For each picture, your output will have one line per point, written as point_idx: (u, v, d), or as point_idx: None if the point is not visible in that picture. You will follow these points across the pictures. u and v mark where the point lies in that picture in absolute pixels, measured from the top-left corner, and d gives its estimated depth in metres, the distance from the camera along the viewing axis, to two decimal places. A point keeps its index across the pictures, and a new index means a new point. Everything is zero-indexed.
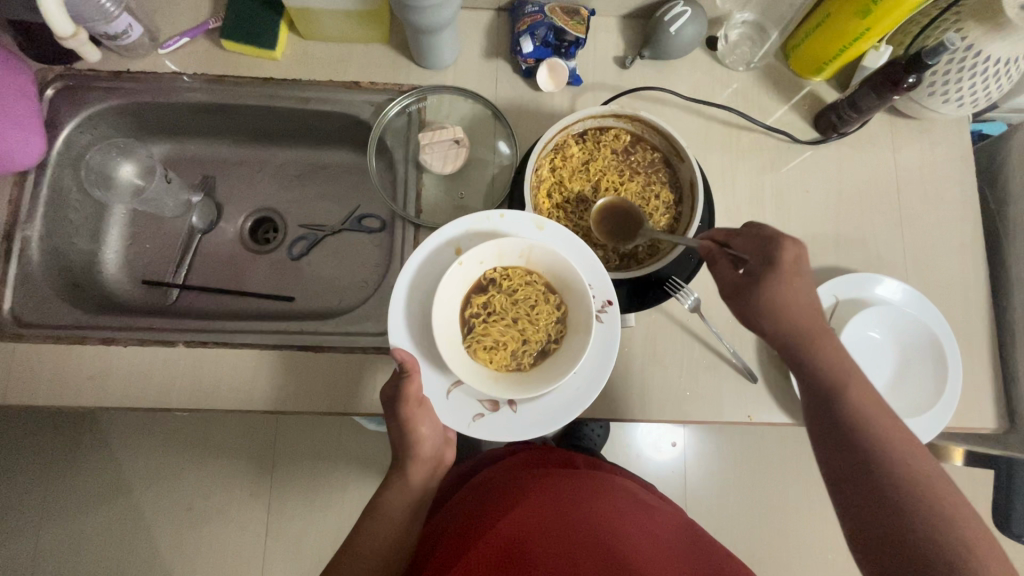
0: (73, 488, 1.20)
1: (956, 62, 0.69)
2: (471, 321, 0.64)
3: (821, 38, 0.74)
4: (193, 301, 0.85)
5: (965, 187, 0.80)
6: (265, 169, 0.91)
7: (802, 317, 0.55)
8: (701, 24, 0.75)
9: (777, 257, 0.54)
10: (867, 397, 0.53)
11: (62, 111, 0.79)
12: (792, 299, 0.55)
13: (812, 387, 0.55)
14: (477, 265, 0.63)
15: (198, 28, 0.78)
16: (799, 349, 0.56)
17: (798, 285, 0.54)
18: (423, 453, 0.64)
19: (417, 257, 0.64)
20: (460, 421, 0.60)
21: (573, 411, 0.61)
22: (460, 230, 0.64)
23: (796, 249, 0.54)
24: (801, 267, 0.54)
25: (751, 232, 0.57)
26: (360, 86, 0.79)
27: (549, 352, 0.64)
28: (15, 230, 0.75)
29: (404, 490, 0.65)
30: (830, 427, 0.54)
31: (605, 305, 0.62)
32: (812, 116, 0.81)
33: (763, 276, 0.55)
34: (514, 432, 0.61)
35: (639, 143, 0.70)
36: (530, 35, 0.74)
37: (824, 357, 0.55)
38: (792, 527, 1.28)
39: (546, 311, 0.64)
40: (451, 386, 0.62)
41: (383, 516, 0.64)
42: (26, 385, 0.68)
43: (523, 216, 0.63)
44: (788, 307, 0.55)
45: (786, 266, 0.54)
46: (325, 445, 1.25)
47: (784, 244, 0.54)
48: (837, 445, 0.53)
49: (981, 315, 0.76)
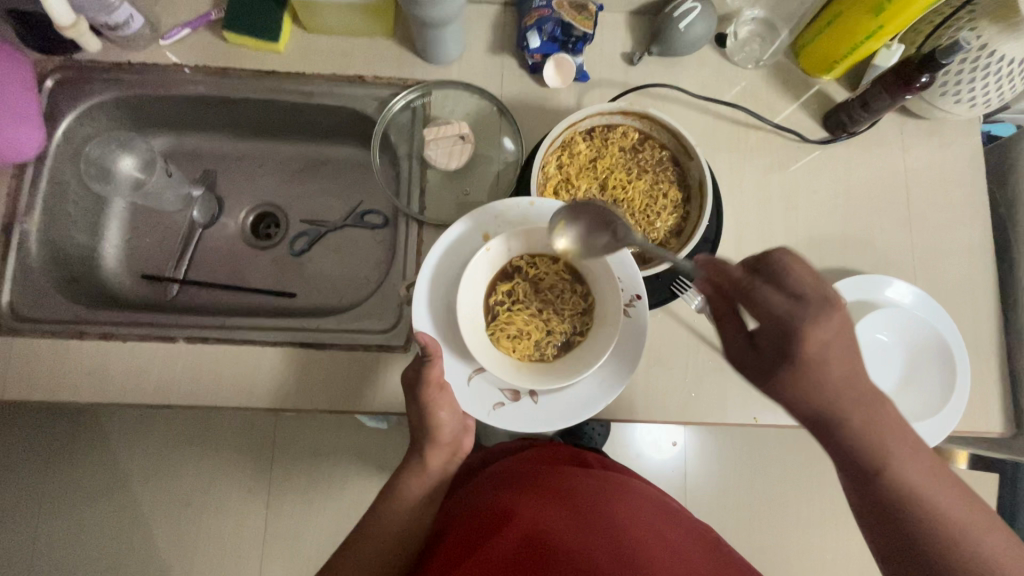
0: (70, 482, 1.20)
1: (969, 62, 0.68)
2: (495, 309, 0.64)
3: (832, 36, 0.73)
4: (194, 296, 0.85)
5: (975, 189, 0.79)
6: (266, 164, 0.90)
7: (838, 406, 0.45)
8: (710, 20, 0.74)
9: (799, 355, 0.43)
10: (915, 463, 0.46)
11: (62, 103, 0.77)
12: (823, 395, 0.44)
13: (851, 462, 0.47)
14: (504, 252, 0.62)
15: (200, 20, 0.76)
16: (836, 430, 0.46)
17: (827, 377, 0.44)
18: (442, 439, 0.65)
19: (444, 241, 0.63)
20: (479, 410, 0.60)
21: (595, 406, 0.61)
22: (490, 215, 0.64)
23: (822, 334, 0.43)
24: (831, 351, 0.43)
25: (759, 299, 0.46)
26: (363, 80, 0.78)
27: (572, 345, 0.64)
28: (13, 223, 0.73)
29: (421, 475, 0.67)
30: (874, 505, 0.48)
31: (634, 298, 0.61)
32: (821, 115, 0.80)
33: (776, 369, 0.45)
34: (534, 423, 0.61)
35: (648, 141, 0.69)
36: (538, 30, 0.73)
37: (865, 439, 0.46)
38: (791, 530, 1.28)
39: (573, 301, 0.65)
40: (473, 372, 0.61)
41: (400, 499, 0.67)
42: (24, 381, 0.67)
43: (555, 205, 0.62)
44: (821, 399, 0.44)
45: (811, 362, 0.43)
46: (324, 442, 1.24)
47: (807, 332, 0.43)
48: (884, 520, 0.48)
49: (988, 319, 0.75)
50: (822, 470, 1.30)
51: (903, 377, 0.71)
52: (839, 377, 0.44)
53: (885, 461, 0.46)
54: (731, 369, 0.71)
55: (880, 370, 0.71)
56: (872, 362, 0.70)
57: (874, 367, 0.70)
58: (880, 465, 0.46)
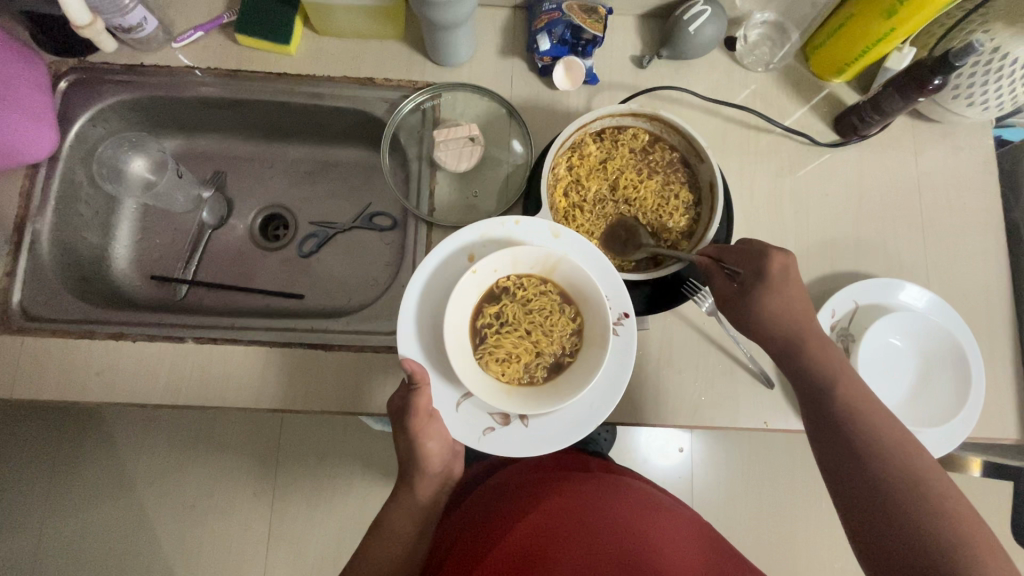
0: (76, 483, 1.20)
1: (983, 64, 0.68)
2: (483, 331, 0.64)
3: (843, 40, 0.73)
4: (203, 297, 0.85)
5: (987, 192, 0.78)
6: (276, 165, 0.91)
7: (794, 320, 0.59)
8: (721, 23, 0.75)
9: (766, 271, 0.59)
10: (852, 387, 0.57)
11: (74, 104, 0.78)
12: (784, 306, 0.59)
13: (806, 382, 0.59)
14: (491, 274, 0.62)
15: (213, 23, 0.77)
16: (790, 345, 0.59)
17: (786, 293, 0.59)
18: (431, 469, 0.63)
19: (429, 262, 0.62)
20: (468, 435, 0.59)
21: (585, 429, 0.60)
22: (475, 235, 0.63)
23: (783, 259, 0.59)
24: (789, 276, 0.59)
25: (742, 247, 0.62)
26: (374, 83, 0.78)
27: (563, 365, 0.63)
28: (26, 223, 0.74)
29: (410, 506, 0.64)
30: (827, 422, 0.56)
31: (621, 317, 0.61)
32: (832, 117, 0.80)
33: (757, 291, 0.59)
34: (524, 447, 0.59)
35: (657, 143, 0.69)
36: (548, 33, 0.74)
37: (815, 350, 0.58)
38: (800, 538, 1.26)
39: (561, 322, 0.64)
40: (461, 398, 0.60)
41: (390, 533, 0.63)
42: (34, 380, 0.67)
43: (540, 224, 0.62)
44: (779, 316, 0.59)
45: (775, 279, 0.59)
46: (330, 444, 1.24)
47: (773, 256, 0.59)
48: (833, 437, 0.56)
49: (1003, 323, 0.74)
50: None
51: (917, 383, 0.70)
52: (796, 302, 0.59)
53: (833, 375, 0.57)
54: (741, 373, 0.70)
55: (890, 373, 0.70)
56: (887, 367, 0.70)
57: (884, 371, 0.69)
58: (831, 380, 0.57)
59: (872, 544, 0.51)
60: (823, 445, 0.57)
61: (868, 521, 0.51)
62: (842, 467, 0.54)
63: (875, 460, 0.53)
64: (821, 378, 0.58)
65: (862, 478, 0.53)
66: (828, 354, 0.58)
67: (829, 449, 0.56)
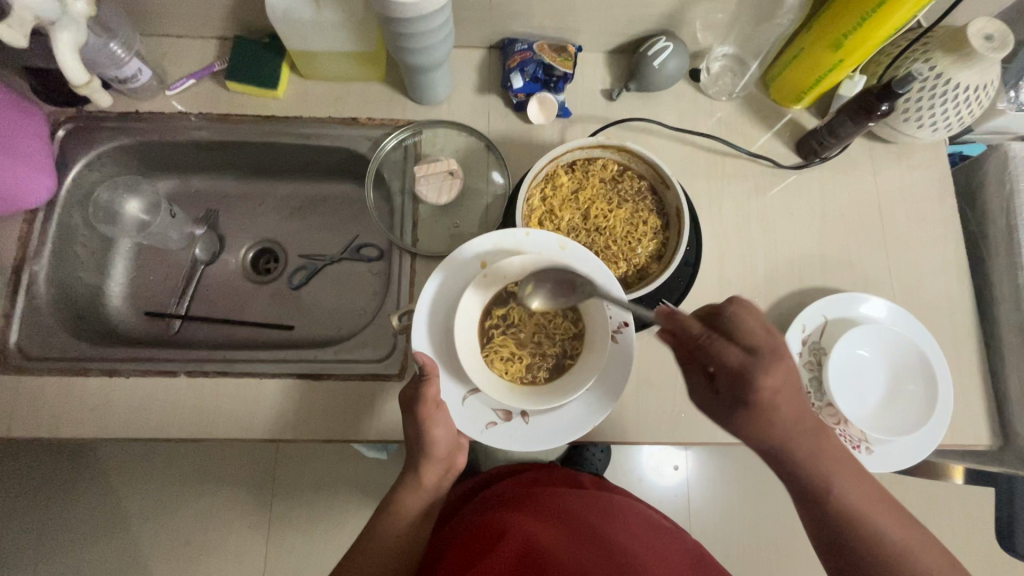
0: (70, 523, 1.19)
1: (927, 89, 0.72)
2: (490, 332, 0.65)
3: (797, 71, 0.78)
4: (196, 331, 0.87)
5: (946, 207, 0.82)
6: (267, 202, 0.94)
7: (788, 439, 0.48)
8: (683, 58, 0.80)
9: (754, 397, 0.46)
10: (848, 486, 0.51)
11: (73, 151, 0.82)
12: (774, 430, 0.48)
13: (801, 490, 0.51)
14: (501, 278, 0.64)
15: (204, 71, 0.82)
16: (785, 462, 0.50)
17: (779, 413, 0.47)
18: (437, 453, 0.62)
19: (444, 267, 0.65)
20: (472, 428, 0.62)
21: (582, 429, 0.62)
22: (488, 244, 0.66)
23: (775, 376, 0.46)
24: (779, 393, 0.46)
25: (715, 352, 0.48)
26: (358, 122, 0.82)
27: (563, 367, 0.64)
28: (23, 266, 0.77)
29: (417, 489, 0.64)
30: (826, 526, 0.52)
31: (621, 325, 0.63)
32: (794, 141, 0.84)
33: (738, 415, 0.48)
34: (526, 442, 0.62)
35: (626, 172, 0.73)
36: (520, 72, 0.79)
37: (819, 471, 0.50)
38: (798, 554, 1.26)
39: (564, 326, 0.66)
40: (466, 393, 0.63)
41: (398, 514, 0.65)
42: (29, 418, 0.69)
43: (548, 236, 0.65)
44: (771, 430, 0.48)
45: (766, 404, 0.47)
46: (325, 473, 1.24)
47: (760, 380, 0.46)
48: (838, 548, 0.52)
49: (969, 332, 0.77)
50: None
51: (889, 393, 0.72)
52: (787, 416, 0.48)
53: (828, 484, 0.50)
54: None
55: (864, 385, 0.72)
56: (857, 377, 0.72)
57: (857, 383, 0.72)
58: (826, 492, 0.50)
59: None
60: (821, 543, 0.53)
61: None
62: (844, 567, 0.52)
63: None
64: (820, 495, 0.51)
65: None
66: (822, 466, 0.50)
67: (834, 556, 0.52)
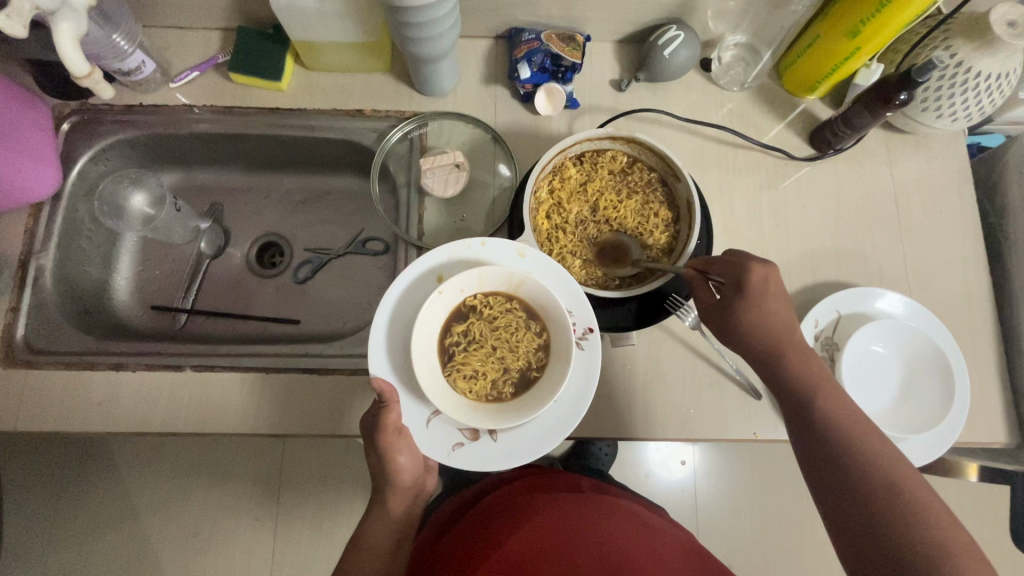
0: (81, 514, 1.21)
1: (947, 78, 0.71)
2: (452, 349, 0.64)
3: (811, 60, 0.76)
4: (201, 325, 0.87)
5: (964, 199, 0.80)
6: (272, 195, 0.94)
7: (775, 330, 0.59)
8: (694, 47, 0.78)
9: (746, 284, 0.59)
10: (833, 395, 0.57)
11: (77, 144, 0.81)
12: (760, 319, 0.59)
13: (789, 391, 0.58)
14: (458, 294, 0.62)
15: (207, 63, 0.81)
16: (772, 357, 0.59)
17: (767, 304, 0.59)
18: (403, 483, 0.63)
19: (399, 285, 0.63)
20: (437, 451, 0.60)
21: (552, 443, 0.60)
22: (443, 258, 0.64)
23: (763, 269, 0.59)
24: (770, 286, 0.59)
25: (723, 258, 0.62)
26: (363, 114, 0.81)
27: (529, 381, 0.63)
28: (30, 259, 0.76)
29: (384, 519, 0.64)
30: (810, 430, 0.56)
31: (586, 332, 0.62)
32: (807, 132, 0.82)
33: (733, 303, 0.59)
34: (492, 462, 0.60)
35: (636, 164, 0.71)
36: (528, 62, 0.77)
37: (805, 371, 0.58)
38: (807, 549, 1.25)
39: (527, 337, 0.64)
40: (431, 415, 0.61)
41: (366, 548, 0.62)
42: (35, 412, 0.69)
43: (505, 244, 0.63)
44: (757, 324, 0.59)
45: (755, 291, 0.58)
46: (332, 466, 1.24)
47: (752, 269, 0.59)
48: (819, 448, 0.55)
49: (987, 327, 0.75)
50: None
51: (903, 392, 0.71)
52: (774, 313, 0.59)
53: (812, 384, 0.57)
54: (727, 384, 0.71)
55: (879, 381, 0.71)
56: (871, 374, 0.71)
57: (870, 380, 0.70)
58: (810, 391, 0.57)
59: (862, 560, 0.50)
60: (806, 453, 0.56)
61: (860, 543, 0.50)
62: (824, 471, 0.54)
63: (858, 469, 0.53)
64: (804, 392, 0.57)
65: (844, 484, 0.53)
66: (807, 366, 0.58)
67: (815, 461, 0.55)
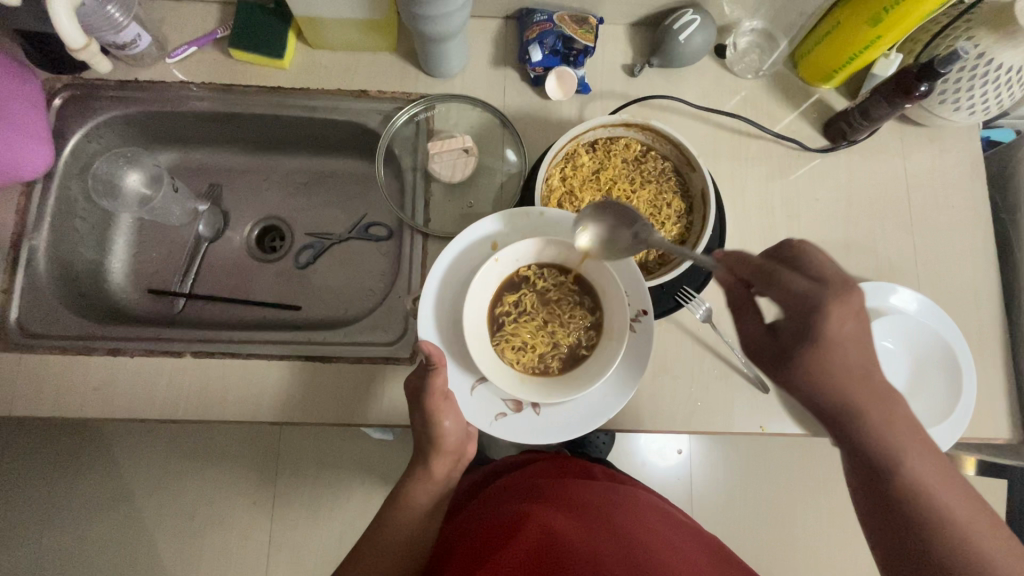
0: (74, 496, 1.20)
1: (966, 71, 0.69)
2: (501, 319, 0.64)
3: (830, 48, 0.74)
4: (200, 310, 0.85)
5: (976, 193, 0.79)
6: (271, 177, 0.91)
7: (858, 389, 0.45)
8: (711, 32, 0.75)
9: (821, 334, 0.43)
10: (919, 460, 0.47)
11: (71, 120, 0.79)
12: (840, 373, 0.44)
13: (863, 458, 0.47)
14: (513, 263, 0.61)
15: (206, 38, 0.78)
16: (847, 421, 0.46)
17: (845, 357, 0.44)
18: (447, 447, 0.63)
19: (453, 248, 0.62)
20: (482, 419, 0.59)
21: (595, 421, 0.60)
22: (499, 225, 0.63)
23: (844, 313, 0.43)
24: (854, 331, 0.44)
25: (785, 280, 0.45)
26: (367, 95, 0.79)
27: (577, 358, 0.63)
28: (22, 240, 0.74)
29: (427, 482, 0.65)
30: (883, 496, 0.48)
31: (640, 314, 0.61)
32: (821, 123, 0.81)
33: (797, 354, 0.45)
34: (534, 436, 0.60)
35: (649, 153, 0.70)
36: (540, 44, 0.74)
37: (892, 440, 0.46)
38: (798, 537, 1.27)
39: (579, 313, 0.64)
40: (475, 382, 0.60)
41: (400, 511, 0.64)
42: (30, 397, 0.68)
43: (563, 218, 0.62)
44: (832, 381, 0.45)
45: (832, 342, 0.44)
46: (329, 450, 1.24)
47: (832, 312, 0.43)
48: (893, 516, 0.48)
49: (993, 324, 0.75)
50: (828, 476, 1.29)
51: (911, 388, 0.71)
52: (860, 363, 0.44)
53: (896, 451, 0.46)
54: (735, 377, 0.71)
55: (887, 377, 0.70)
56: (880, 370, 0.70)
57: None
58: (892, 462, 0.46)
59: None
60: (874, 514, 0.50)
61: None
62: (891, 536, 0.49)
63: (939, 546, 0.47)
64: (885, 464, 0.47)
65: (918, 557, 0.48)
66: (896, 433, 0.46)
67: (885, 526, 0.49)
